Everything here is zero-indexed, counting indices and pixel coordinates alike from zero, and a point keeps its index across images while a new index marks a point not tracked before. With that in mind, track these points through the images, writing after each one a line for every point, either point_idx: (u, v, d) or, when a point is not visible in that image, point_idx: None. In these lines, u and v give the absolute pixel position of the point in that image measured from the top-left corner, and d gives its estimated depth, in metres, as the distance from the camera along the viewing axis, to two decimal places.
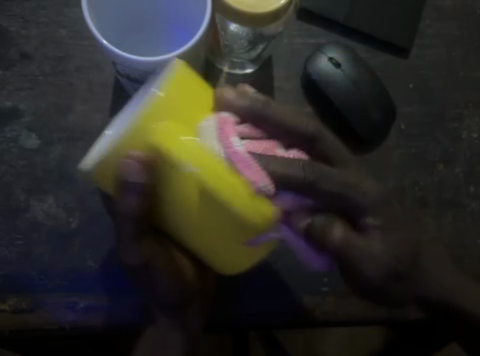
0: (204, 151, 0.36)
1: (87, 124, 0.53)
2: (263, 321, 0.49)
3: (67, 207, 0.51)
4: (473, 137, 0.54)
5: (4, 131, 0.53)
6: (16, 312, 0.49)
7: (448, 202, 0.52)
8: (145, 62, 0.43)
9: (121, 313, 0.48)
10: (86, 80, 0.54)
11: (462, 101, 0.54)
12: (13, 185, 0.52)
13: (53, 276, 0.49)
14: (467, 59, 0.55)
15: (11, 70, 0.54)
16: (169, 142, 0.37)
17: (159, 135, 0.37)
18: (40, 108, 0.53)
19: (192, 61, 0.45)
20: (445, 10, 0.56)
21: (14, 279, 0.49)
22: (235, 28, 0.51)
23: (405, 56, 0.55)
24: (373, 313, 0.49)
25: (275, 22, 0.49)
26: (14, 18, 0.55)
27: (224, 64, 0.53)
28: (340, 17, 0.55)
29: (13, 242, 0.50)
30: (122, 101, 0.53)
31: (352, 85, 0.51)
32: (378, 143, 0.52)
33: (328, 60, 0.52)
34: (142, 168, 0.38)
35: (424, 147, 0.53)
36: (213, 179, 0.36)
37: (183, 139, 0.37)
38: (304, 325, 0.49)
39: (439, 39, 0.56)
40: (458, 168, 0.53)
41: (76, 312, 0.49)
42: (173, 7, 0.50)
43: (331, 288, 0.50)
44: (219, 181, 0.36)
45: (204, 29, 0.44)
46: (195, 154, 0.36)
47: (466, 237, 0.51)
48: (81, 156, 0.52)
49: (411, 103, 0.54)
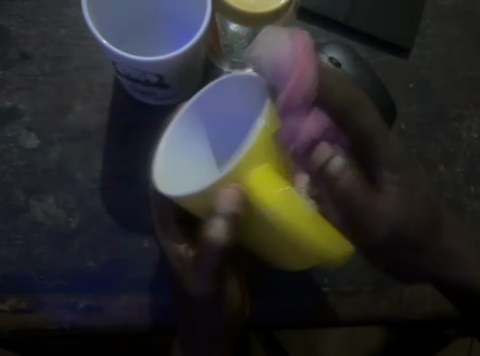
0: (289, 200, 0.37)
1: (87, 124, 0.53)
2: (263, 322, 0.49)
3: (66, 207, 0.51)
4: (473, 137, 0.54)
5: (4, 131, 0.53)
6: (16, 312, 0.49)
7: (448, 202, 0.52)
8: (145, 62, 0.43)
9: (121, 313, 0.48)
10: (86, 79, 0.54)
11: (462, 101, 0.54)
12: (13, 184, 0.52)
13: (53, 276, 0.49)
14: (467, 59, 0.55)
15: (10, 70, 0.54)
16: (266, 191, 0.37)
17: (255, 180, 0.37)
18: (40, 108, 0.53)
19: (192, 60, 0.45)
20: (445, 10, 0.56)
21: (14, 279, 0.49)
22: (235, 28, 0.51)
23: (405, 56, 0.55)
24: (373, 313, 0.49)
25: (275, 22, 0.49)
26: (14, 18, 0.55)
27: (225, 64, 0.53)
28: (340, 17, 0.55)
29: (13, 242, 0.50)
30: (122, 101, 0.53)
31: (352, 86, 0.50)
32: None
33: (328, 59, 0.50)
34: (241, 199, 0.37)
35: (424, 147, 0.53)
36: (297, 226, 0.37)
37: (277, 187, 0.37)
38: (305, 325, 0.49)
39: (439, 39, 0.56)
40: (459, 168, 0.53)
41: (76, 312, 0.49)
42: (173, 7, 0.50)
43: (331, 288, 0.49)
44: (308, 229, 0.37)
45: (204, 29, 0.44)
46: (281, 202, 0.36)
47: (466, 237, 0.51)
48: (81, 156, 0.52)
49: (412, 103, 0.54)
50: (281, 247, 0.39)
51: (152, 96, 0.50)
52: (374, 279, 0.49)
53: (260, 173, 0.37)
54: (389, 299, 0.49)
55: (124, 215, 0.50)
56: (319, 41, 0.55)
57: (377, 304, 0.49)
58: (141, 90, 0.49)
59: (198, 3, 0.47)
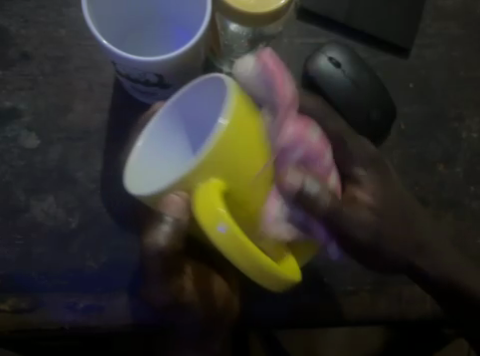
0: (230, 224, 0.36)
1: (87, 124, 0.53)
2: (263, 322, 0.48)
3: (67, 207, 0.51)
4: (473, 137, 0.54)
5: (4, 131, 0.53)
6: (16, 312, 0.49)
7: (448, 202, 0.52)
8: (146, 62, 0.43)
9: (121, 313, 0.48)
10: (86, 79, 0.54)
11: (462, 101, 0.54)
12: (13, 184, 0.52)
13: (53, 276, 0.49)
14: (468, 59, 0.55)
15: (10, 70, 0.54)
16: (215, 208, 0.37)
17: (204, 195, 0.37)
18: (40, 108, 0.53)
19: (192, 60, 0.45)
20: (445, 10, 0.56)
21: (14, 279, 0.49)
22: (235, 28, 0.50)
23: (405, 56, 0.55)
24: (373, 313, 0.49)
25: (275, 22, 0.49)
26: (14, 18, 0.55)
27: (224, 64, 0.53)
28: (340, 17, 0.55)
29: (13, 242, 0.50)
30: (122, 101, 0.53)
31: (351, 85, 0.51)
32: (377, 142, 0.52)
33: (328, 60, 0.51)
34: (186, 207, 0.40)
35: (424, 147, 0.53)
36: (238, 250, 0.36)
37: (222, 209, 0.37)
38: (305, 325, 0.49)
39: (439, 39, 0.56)
40: (459, 168, 0.53)
41: (76, 312, 0.49)
42: (173, 7, 0.50)
43: (331, 288, 0.49)
44: (246, 255, 0.36)
45: (204, 29, 0.44)
46: (226, 220, 0.36)
47: (465, 237, 0.51)
48: (81, 156, 0.52)
49: (412, 103, 0.54)
50: (253, 262, 0.37)
51: (152, 96, 0.50)
52: (374, 279, 0.49)
53: (213, 185, 0.38)
54: (389, 298, 0.49)
55: (124, 215, 0.50)
56: (319, 41, 0.55)
57: (377, 303, 0.49)
58: (142, 90, 0.49)
59: (198, 3, 0.47)
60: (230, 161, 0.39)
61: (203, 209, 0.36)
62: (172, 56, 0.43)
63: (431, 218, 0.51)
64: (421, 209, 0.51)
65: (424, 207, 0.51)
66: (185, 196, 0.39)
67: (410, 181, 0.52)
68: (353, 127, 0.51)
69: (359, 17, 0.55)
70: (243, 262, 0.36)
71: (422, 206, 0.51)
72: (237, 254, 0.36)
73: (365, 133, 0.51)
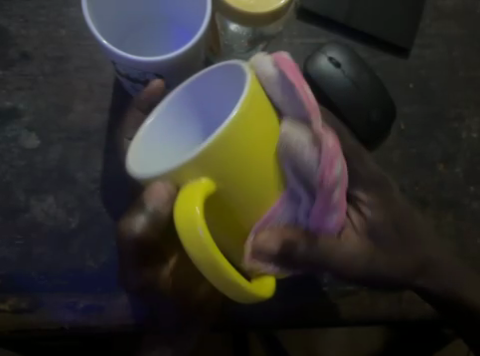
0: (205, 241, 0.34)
1: (87, 124, 0.53)
2: (261, 321, 0.48)
3: (67, 207, 0.51)
4: (473, 137, 0.54)
5: (4, 131, 0.53)
6: (16, 312, 0.49)
7: (448, 202, 0.52)
8: (146, 62, 0.43)
9: (121, 313, 0.48)
10: (86, 79, 0.54)
11: (462, 101, 0.54)
12: (13, 184, 0.52)
13: (53, 276, 0.49)
14: (468, 59, 0.55)
15: (10, 70, 0.54)
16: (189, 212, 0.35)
17: (186, 193, 0.35)
18: (40, 108, 0.54)
19: (192, 60, 0.45)
20: (445, 10, 0.56)
21: (14, 279, 0.49)
22: (234, 28, 0.51)
23: (405, 56, 0.55)
24: (371, 312, 0.49)
25: (275, 22, 0.49)
26: (14, 18, 0.56)
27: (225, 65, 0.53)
28: (341, 17, 0.55)
29: (13, 242, 0.50)
30: (122, 101, 0.53)
31: (352, 85, 0.51)
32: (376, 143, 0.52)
33: (328, 60, 0.51)
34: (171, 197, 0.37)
35: (424, 147, 0.53)
36: (208, 268, 0.34)
37: (196, 211, 0.34)
38: (304, 324, 0.49)
39: (439, 39, 0.56)
40: (459, 168, 0.53)
41: (76, 312, 0.48)
42: (174, 7, 0.50)
43: (330, 288, 0.49)
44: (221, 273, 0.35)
45: (204, 29, 0.44)
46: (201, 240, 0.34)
47: (465, 237, 0.51)
48: (81, 156, 0.52)
49: (412, 103, 0.54)
50: (226, 283, 0.35)
51: None
52: None
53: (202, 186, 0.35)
54: (389, 299, 0.49)
55: (124, 215, 0.50)
56: (319, 41, 0.55)
57: (377, 304, 0.49)
58: (142, 91, 0.49)
59: (198, 3, 0.47)
60: (234, 163, 0.36)
61: (182, 208, 0.35)
62: (172, 56, 0.43)
63: (430, 218, 0.51)
64: (421, 209, 0.51)
65: (424, 207, 0.51)
66: (171, 189, 0.37)
67: (410, 181, 0.52)
68: (352, 126, 0.51)
69: (359, 17, 0.55)
70: (214, 280, 0.35)
71: (422, 206, 0.51)
72: (208, 267, 0.34)
73: (365, 132, 0.51)
